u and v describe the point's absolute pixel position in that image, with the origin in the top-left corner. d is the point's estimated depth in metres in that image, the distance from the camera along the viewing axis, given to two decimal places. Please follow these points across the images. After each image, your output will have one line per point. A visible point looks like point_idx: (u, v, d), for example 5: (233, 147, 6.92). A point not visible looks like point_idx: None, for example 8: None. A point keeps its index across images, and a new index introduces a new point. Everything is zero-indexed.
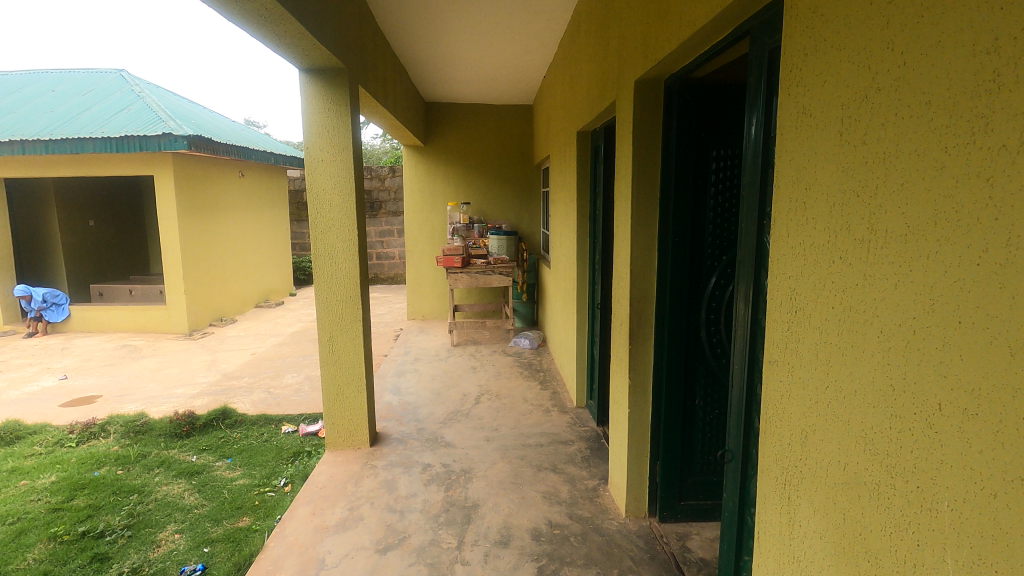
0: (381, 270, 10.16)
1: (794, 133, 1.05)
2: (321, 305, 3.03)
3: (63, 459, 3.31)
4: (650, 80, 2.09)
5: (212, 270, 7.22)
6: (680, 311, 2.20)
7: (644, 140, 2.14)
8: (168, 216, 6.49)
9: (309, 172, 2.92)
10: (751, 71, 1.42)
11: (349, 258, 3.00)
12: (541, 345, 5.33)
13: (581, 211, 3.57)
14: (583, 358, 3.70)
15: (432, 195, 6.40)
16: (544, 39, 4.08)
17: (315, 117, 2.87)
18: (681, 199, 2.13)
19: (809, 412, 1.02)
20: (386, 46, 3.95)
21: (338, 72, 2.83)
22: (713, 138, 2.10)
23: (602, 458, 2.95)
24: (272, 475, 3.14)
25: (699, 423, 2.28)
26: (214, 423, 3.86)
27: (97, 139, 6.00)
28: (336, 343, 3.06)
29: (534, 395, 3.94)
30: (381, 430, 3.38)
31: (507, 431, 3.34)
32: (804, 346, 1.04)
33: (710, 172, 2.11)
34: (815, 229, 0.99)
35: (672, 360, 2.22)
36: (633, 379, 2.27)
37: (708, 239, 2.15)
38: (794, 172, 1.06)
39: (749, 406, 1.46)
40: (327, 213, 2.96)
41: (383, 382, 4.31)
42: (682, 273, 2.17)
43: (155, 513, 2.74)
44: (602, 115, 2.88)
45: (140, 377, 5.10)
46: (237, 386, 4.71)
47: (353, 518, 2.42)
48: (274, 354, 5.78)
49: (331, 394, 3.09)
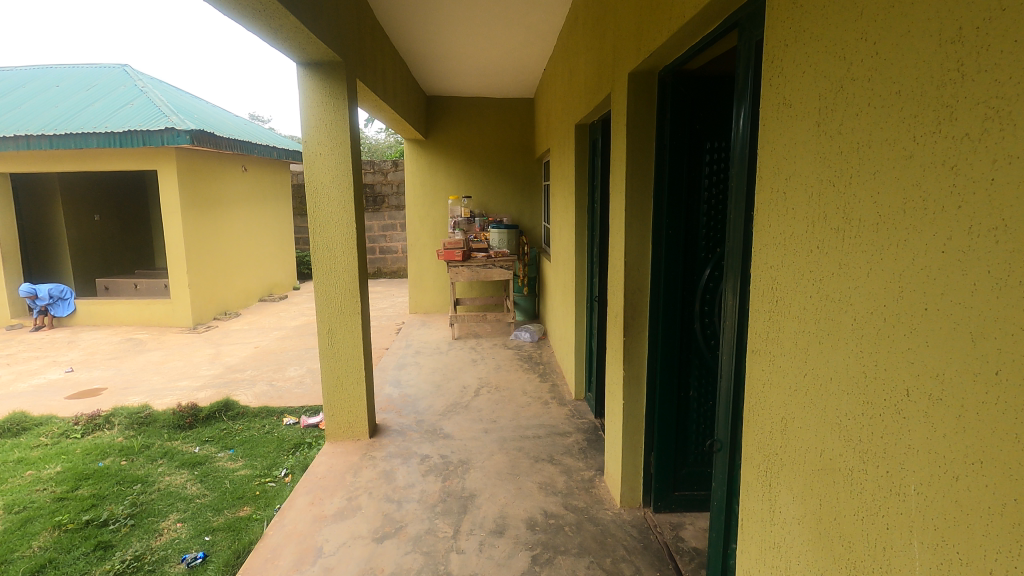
0: (383, 265, 10.21)
1: (774, 123, 1.06)
2: (321, 297, 3.06)
3: (68, 450, 3.36)
4: (643, 72, 2.10)
5: (215, 264, 7.26)
6: (673, 303, 2.20)
7: (638, 131, 2.15)
8: (172, 211, 6.54)
9: (309, 165, 2.94)
10: (739, 64, 1.42)
11: (348, 252, 3.02)
12: (541, 338, 5.35)
13: (579, 204, 3.58)
14: (581, 350, 3.71)
15: (433, 188, 6.41)
16: (544, 33, 4.07)
17: (313, 110, 2.88)
18: (675, 191, 2.13)
19: (788, 400, 1.03)
20: (385, 40, 3.96)
21: (336, 66, 2.84)
22: (707, 129, 2.11)
23: (598, 450, 2.97)
24: (273, 466, 3.18)
25: (693, 414, 2.30)
26: (217, 414, 3.91)
27: (101, 134, 6.03)
28: (335, 335, 3.09)
29: (533, 388, 3.97)
30: (381, 421, 3.42)
31: (505, 423, 3.36)
32: (785, 336, 1.04)
33: (704, 164, 2.12)
34: (794, 219, 1.00)
35: (666, 351, 2.24)
36: (627, 370, 2.30)
37: (703, 230, 2.16)
38: (774, 162, 1.06)
39: (736, 398, 1.48)
40: (327, 206, 2.98)
41: (383, 375, 4.34)
42: (677, 265, 2.17)
43: (158, 503, 2.78)
44: (599, 107, 2.88)
45: (144, 370, 5.16)
46: (240, 379, 4.76)
47: (351, 508, 2.46)
48: (276, 348, 5.82)
49: (330, 386, 3.12)
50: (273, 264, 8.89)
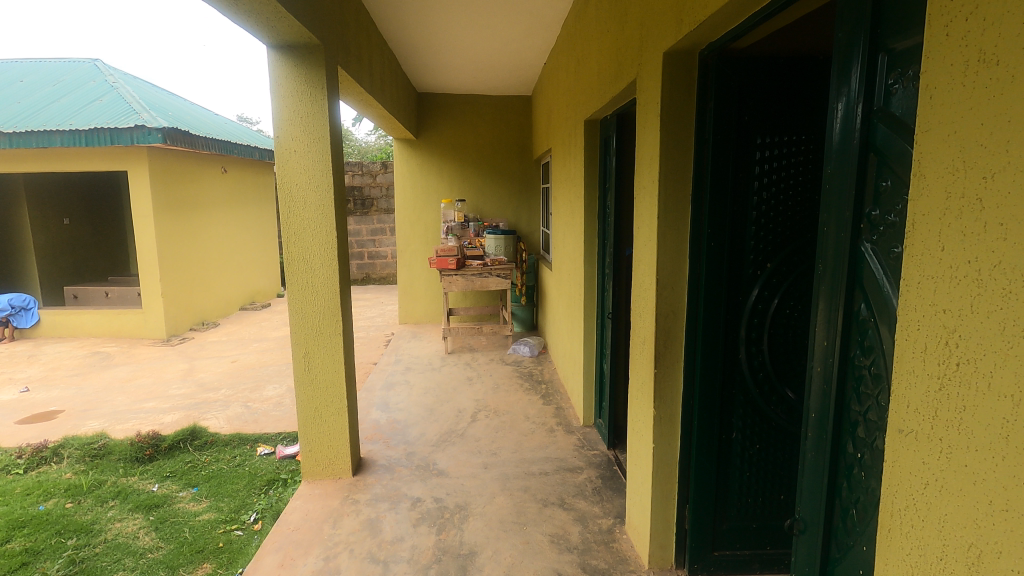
0: (372, 270, 9.83)
1: (955, 91, 0.69)
2: (295, 317, 2.64)
3: (5, 490, 2.93)
4: (680, 51, 1.74)
5: (192, 270, 6.82)
6: (715, 328, 1.84)
7: (674, 120, 1.78)
8: (143, 215, 6.09)
9: (280, 163, 2.52)
10: (841, 24, 1.05)
11: (328, 263, 2.61)
12: (541, 352, 4.98)
13: (588, 209, 3.20)
14: (591, 372, 3.34)
15: (424, 191, 6.03)
16: (547, 21, 3.72)
17: (285, 101, 2.48)
18: (717, 193, 1.77)
19: (982, 520, 0.66)
20: (371, 27, 3.56)
21: (314, 49, 2.44)
22: (758, 120, 1.75)
23: (616, 490, 2.60)
24: (241, 509, 2.77)
25: (736, 460, 1.93)
26: (182, 444, 3.48)
27: (65, 132, 5.59)
28: (312, 358, 2.68)
29: (536, 411, 3.59)
30: (366, 454, 3.02)
31: (507, 456, 2.97)
32: (978, 425, 0.67)
33: (755, 163, 1.77)
34: (1007, 242, 0.62)
35: (705, 385, 1.87)
36: (658, 408, 1.93)
37: (750, 243, 1.81)
38: (952, 151, 0.69)
39: (835, 468, 1.11)
40: (304, 212, 2.57)
41: (370, 398, 3.91)
42: (719, 282, 1.82)
43: (102, 559, 2.38)
44: (617, 100, 2.52)
45: (108, 389, 4.72)
46: (212, 400, 4.34)
47: (328, 572, 2.06)
48: (255, 362, 5.40)
49: (307, 418, 2.71)
50: (255, 271, 8.45)
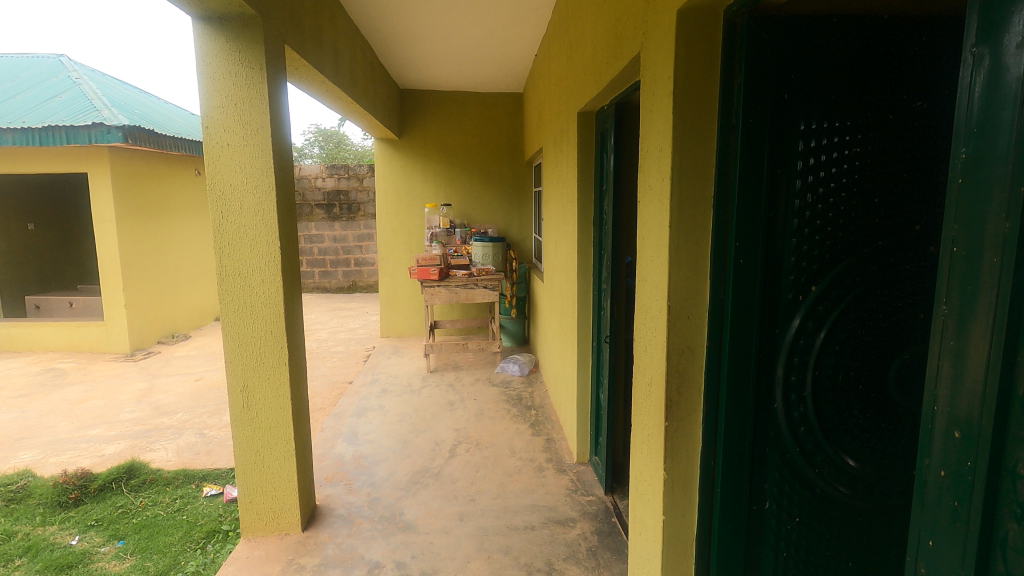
0: (358, 278, 9.43)
1: None
2: (230, 343, 2.21)
3: None
4: (699, 8, 1.34)
5: (160, 279, 6.38)
6: (743, 370, 1.42)
7: (691, 98, 1.38)
8: (104, 220, 5.65)
9: (209, 158, 2.09)
10: None
11: (270, 280, 2.18)
12: (532, 371, 4.56)
13: (582, 216, 2.78)
14: (584, 400, 2.91)
15: (407, 195, 5.61)
16: (536, 5, 3.31)
17: (215, 83, 2.05)
18: (746, 195, 1.35)
19: None
20: (337, 6, 3.14)
21: (250, 23, 2.02)
22: (802, 99, 1.33)
23: (615, 551, 2.17)
24: (168, 571, 2.32)
25: (771, 537, 1.49)
26: (115, 484, 3.03)
27: (17, 130, 5.15)
28: (252, 394, 2.25)
29: (523, 444, 3.16)
30: (322, 501, 2.58)
31: (487, 503, 2.54)
32: None
33: (798, 156, 1.34)
34: None
35: (730, 441, 1.44)
36: (669, 470, 1.50)
37: (790, 260, 1.38)
38: None
39: None
40: (240, 218, 2.14)
41: (337, 426, 3.47)
42: (749, 310, 1.40)
43: None
44: (615, 85, 2.10)
45: (54, 412, 4.27)
46: (164, 426, 3.89)
47: None
48: (222, 381, 4.96)
49: (247, 463, 2.28)
50: None
